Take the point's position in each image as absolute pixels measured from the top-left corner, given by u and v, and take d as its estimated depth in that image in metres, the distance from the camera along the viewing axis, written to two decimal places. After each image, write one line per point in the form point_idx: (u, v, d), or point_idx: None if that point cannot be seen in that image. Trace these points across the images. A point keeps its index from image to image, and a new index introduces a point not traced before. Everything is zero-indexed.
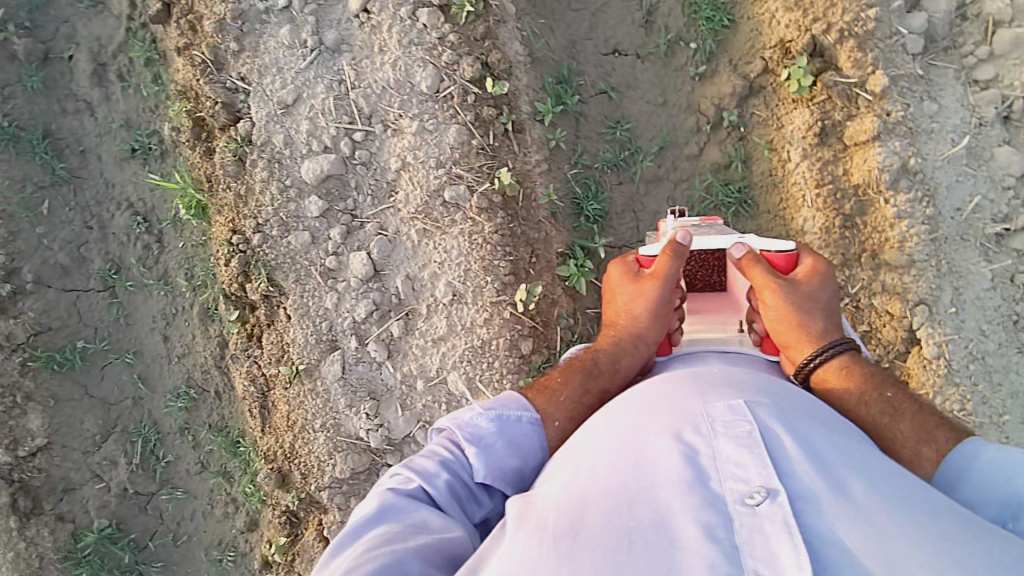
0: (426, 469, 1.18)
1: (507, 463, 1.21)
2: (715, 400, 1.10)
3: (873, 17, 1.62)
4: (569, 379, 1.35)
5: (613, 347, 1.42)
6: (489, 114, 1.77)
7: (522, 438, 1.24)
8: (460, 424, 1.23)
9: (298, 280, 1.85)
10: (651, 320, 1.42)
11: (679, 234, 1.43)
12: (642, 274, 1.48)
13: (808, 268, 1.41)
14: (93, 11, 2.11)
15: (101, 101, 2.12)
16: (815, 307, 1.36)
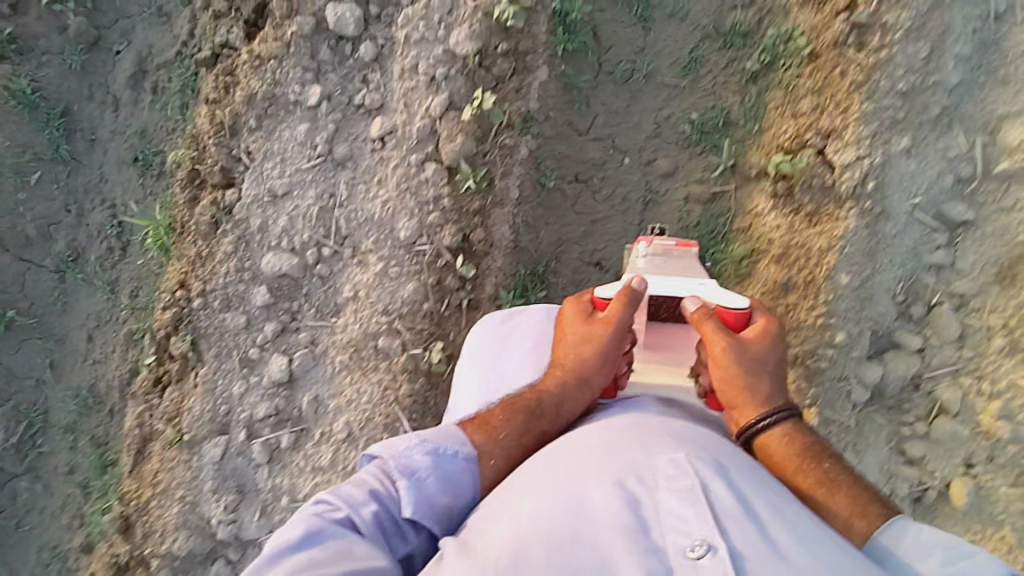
0: (355, 499, 1.12)
1: (440, 498, 1.16)
2: (657, 452, 1.13)
3: (828, 356, 1.68)
4: (512, 419, 1.32)
5: (558, 389, 1.39)
6: (451, 284, 1.81)
7: (456, 476, 1.21)
8: (394, 457, 1.19)
9: (217, 356, 1.89)
10: (600, 367, 1.38)
11: (633, 281, 1.38)
12: (595, 315, 1.43)
13: (759, 327, 1.34)
14: (156, 20, 2.16)
15: (128, 102, 2.17)
16: (760, 369, 1.30)
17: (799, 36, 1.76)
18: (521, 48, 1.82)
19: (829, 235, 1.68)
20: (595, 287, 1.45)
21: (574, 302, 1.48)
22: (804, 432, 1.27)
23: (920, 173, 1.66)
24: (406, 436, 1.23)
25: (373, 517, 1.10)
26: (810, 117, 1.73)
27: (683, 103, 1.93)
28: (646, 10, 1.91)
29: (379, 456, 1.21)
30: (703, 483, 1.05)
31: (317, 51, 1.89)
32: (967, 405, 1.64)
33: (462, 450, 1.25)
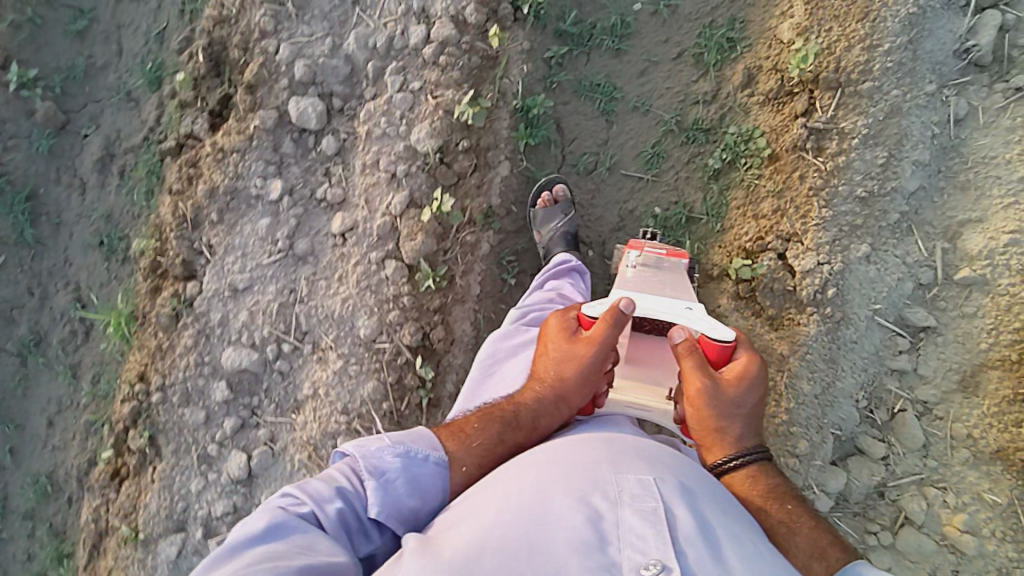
0: (322, 494, 1.14)
1: (408, 501, 1.18)
2: (624, 469, 1.13)
3: (789, 466, 1.66)
4: (487, 426, 1.33)
5: (535, 403, 1.39)
6: (410, 382, 1.79)
7: (425, 479, 1.21)
8: (367, 456, 1.20)
9: (175, 452, 1.86)
10: (578, 385, 1.38)
11: (619, 303, 1.33)
12: (579, 333, 1.42)
13: (741, 366, 1.32)
14: (124, 103, 2.17)
15: (94, 186, 2.17)
16: (737, 411, 1.30)
17: (759, 137, 1.78)
18: (482, 144, 1.83)
19: (791, 341, 1.68)
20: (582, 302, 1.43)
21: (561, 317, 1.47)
22: (770, 473, 1.31)
23: (880, 279, 1.65)
24: (380, 435, 1.24)
25: (339, 513, 1.13)
26: (770, 220, 1.73)
27: (645, 198, 1.91)
28: (610, 103, 1.92)
29: (352, 452, 1.23)
30: (666, 505, 1.06)
31: (280, 143, 1.90)
32: (932, 517, 1.60)
33: (435, 454, 1.25)
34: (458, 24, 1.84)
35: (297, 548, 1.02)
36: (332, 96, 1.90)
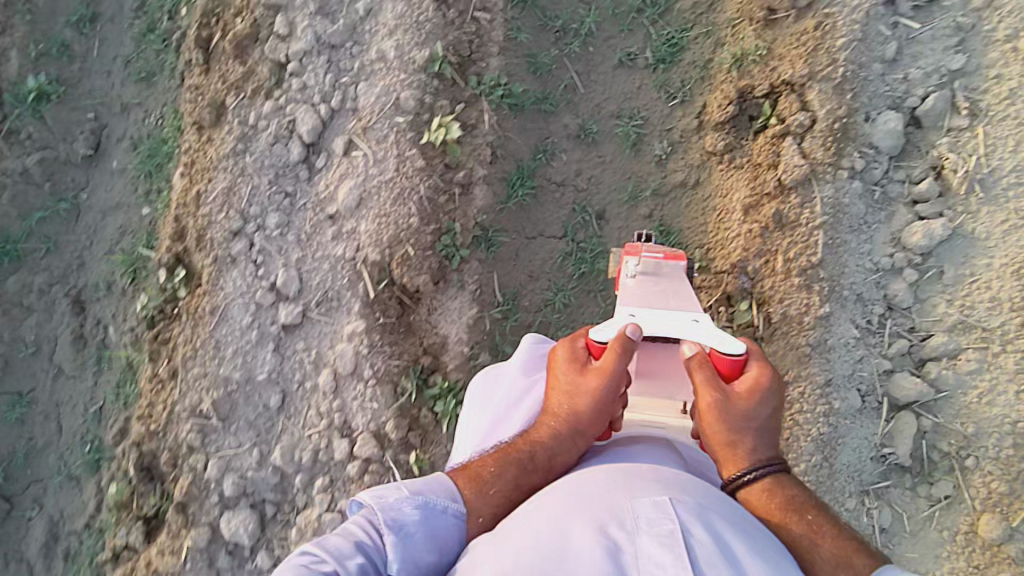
0: (341, 550, 1.10)
1: (424, 560, 1.15)
2: (638, 491, 1.09)
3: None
4: (502, 471, 1.26)
5: (552, 441, 1.30)
6: None
7: (442, 532, 1.18)
8: (388, 506, 1.17)
9: None
10: (595, 417, 1.29)
11: (629, 330, 1.28)
12: (589, 364, 1.32)
13: (753, 378, 1.26)
14: (66, 482, 2.19)
15: (40, 570, 2.16)
16: (751, 426, 1.24)
17: None
18: None
19: None
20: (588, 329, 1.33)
21: (568, 346, 1.37)
22: (790, 486, 1.25)
23: None
24: (398, 487, 1.21)
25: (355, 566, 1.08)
26: None
27: None
28: None
29: (366, 504, 1.20)
30: (683, 529, 1.02)
31: (215, 556, 1.91)
32: None
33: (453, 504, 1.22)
34: (379, 438, 1.87)
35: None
36: (264, 503, 1.91)
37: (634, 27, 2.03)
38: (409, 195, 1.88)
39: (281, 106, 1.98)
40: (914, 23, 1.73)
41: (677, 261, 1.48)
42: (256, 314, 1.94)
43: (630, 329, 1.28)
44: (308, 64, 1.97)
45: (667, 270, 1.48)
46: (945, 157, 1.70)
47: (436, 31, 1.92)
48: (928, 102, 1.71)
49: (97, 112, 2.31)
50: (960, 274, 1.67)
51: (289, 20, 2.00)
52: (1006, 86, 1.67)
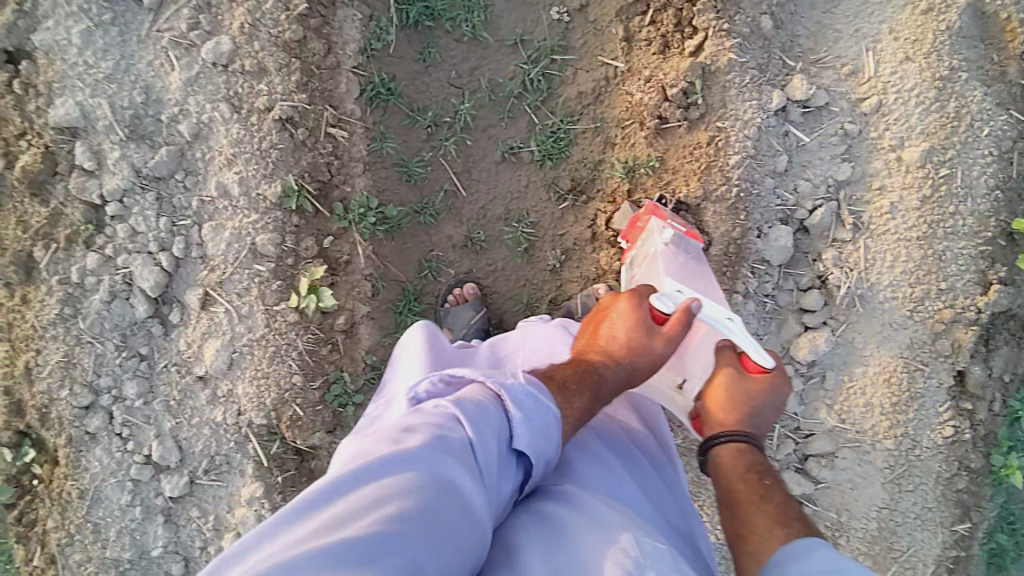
0: (468, 412, 0.92)
1: (535, 447, 0.97)
2: (636, 530, 0.96)
3: None
4: (566, 400, 1.12)
5: (607, 377, 1.21)
6: None
7: (550, 426, 0.99)
8: (510, 385, 0.99)
9: None
10: (646, 374, 1.26)
11: (693, 303, 1.26)
12: (653, 325, 1.27)
13: (769, 381, 1.24)
14: None
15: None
16: (750, 410, 1.22)
17: None
18: None
19: None
20: (655, 295, 1.29)
21: (628, 301, 1.31)
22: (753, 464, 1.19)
23: None
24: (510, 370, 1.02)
25: (485, 447, 0.89)
26: None
27: None
28: None
29: (477, 381, 1.01)
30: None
31: None
32: None
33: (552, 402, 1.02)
34: None
35: (444, 493, 0.80)
36: None
37: (516, 113, 1.79)
38: (284, 352, 1.68)
39: (109, 257, 1.65)
40: (801, 133, 1.68)
41: (696, 238, 1.59)
42: (135, 489, 1.73)
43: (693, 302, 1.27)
44: (132, 205, 1.63)
45: (687, 245, 1.58)
46: (829, 271, 1.72)
47: (285, 158, 1.62)
48: (815, 216, 1.68)
49: None
50: (840, 380, 1.76)
51: (93, 147, 1.61)
52: (887, 200, 1.67)
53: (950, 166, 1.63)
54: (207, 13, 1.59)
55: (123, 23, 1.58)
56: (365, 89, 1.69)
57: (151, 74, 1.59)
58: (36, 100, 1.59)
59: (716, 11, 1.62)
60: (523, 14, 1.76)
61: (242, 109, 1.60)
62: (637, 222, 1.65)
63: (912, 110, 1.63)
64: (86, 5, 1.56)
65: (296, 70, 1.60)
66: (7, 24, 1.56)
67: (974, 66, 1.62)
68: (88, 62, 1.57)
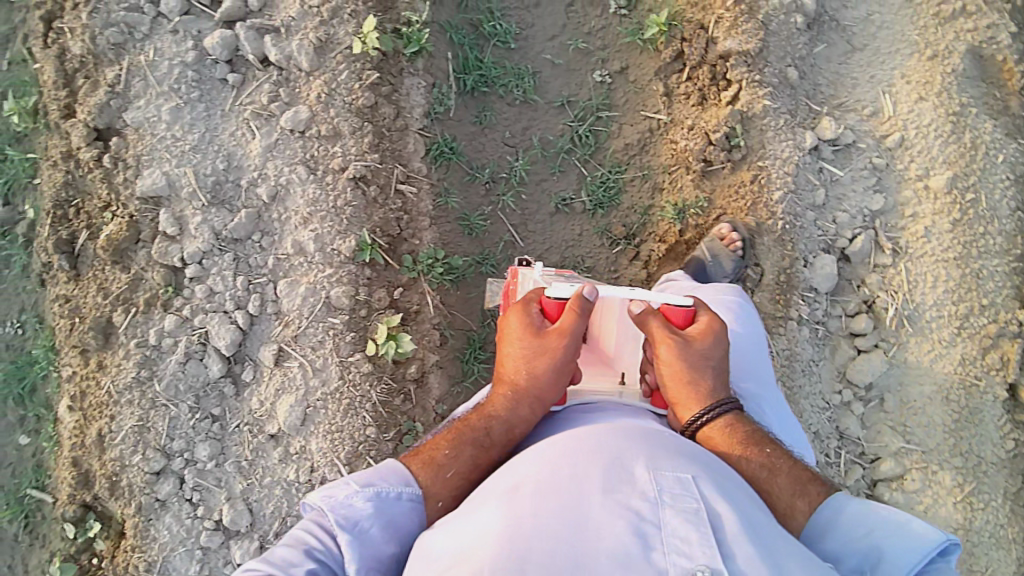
0: (291, 558, 1.04)
1: (378, 550, 1.06)
2: (656, 454, 1.03)
3: None
4: (442, 470, 1.15)
5: (509, 411, 1.21)
6: None
7: (396, 520, 1.09)
8: (366, 485, 1.10)
9: None
10: (555, 382, 1.22)
11: (584, 290, 1.23)
12: (546, 326, 1.24)
13: (706, 324, 1.23)
14: None
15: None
16: (709, 366, 1.20)
17: None
18: None
19: None
20: (541, 290, 1.27)
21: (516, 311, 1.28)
22: (744, 423, 1.21)
23: None
24: (345, 479, 1.11)
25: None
26: None
27: None
28: None
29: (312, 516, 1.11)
30: (708, 506, 0.95)
31: None
32: None
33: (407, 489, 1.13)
34: None
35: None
36: None
37: (566, 167, 1.92)
38: (360, 404, 1.69)
39: (186, 318, 1.69)
40: (835, 168, 1.82)
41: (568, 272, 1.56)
42: (205, 559, 1.66)
43: (584, 289, 1.24)
44: (211, 266, 1.69)
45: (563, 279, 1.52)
46: (876, 294, 1.82)
47: (358, 215, 1.71)
48: (856, 243, 1.81)
49: None
50: (899, 402, 1.81)
51: (176, 214, 1.69)
52: (921, 224, 1.79)
53: (973, 190, 1.77)
54: (285, 86, 1.72)
55: (208, 99, 1.71)
56: (430, 148, 1.80)
57: (233, 144, 1.71)
58: (124, 172, 1.69)
59: (747, 64, 1.79)
60: (568, 79, 1.94)
61: (318, 170, 1.70)
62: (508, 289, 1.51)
63: (933, 142, 1.79)
64: (176, 84, 1.69)
65: (369, 132, 1.72)
66: (101, 104, 1.68)
67: (981, 101, 1.80)
68: (176, 135, 1.69)
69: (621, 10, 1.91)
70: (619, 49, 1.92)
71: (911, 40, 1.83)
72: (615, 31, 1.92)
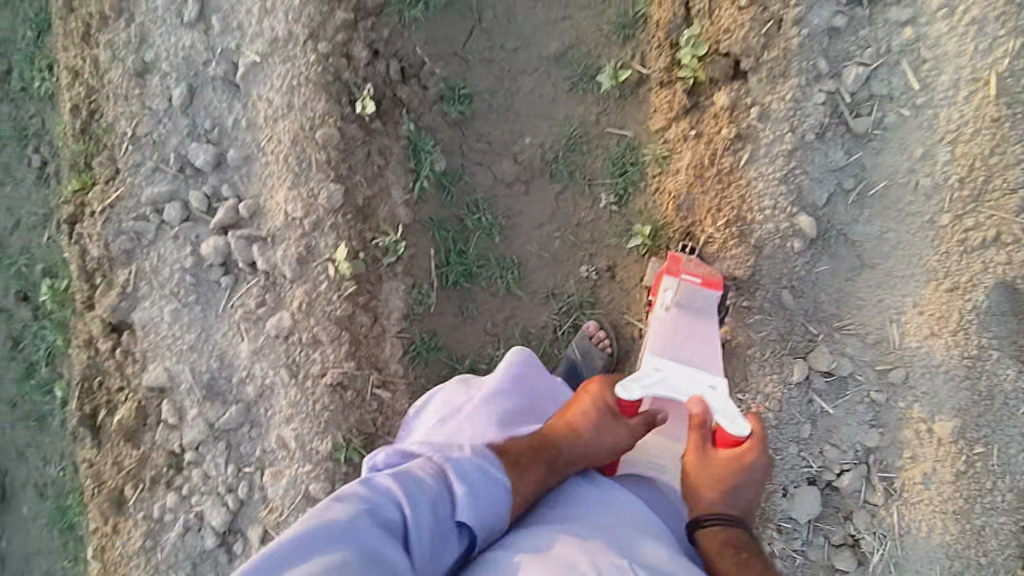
0: (396, 488, 1.08)
1: (478, 517, 1.11)
2: (595, 550, 1.06)
3: None
4: (519, 478, 1.21)
5: (578, 456, 1.31)
6: None
7: (494, 496, 1.15)
8: (444, 461, 1.16)
9: None
10: (613, 460, 1.35)
11: (695, 410, 1.35)
12: (621, 415, 1.37)
13: (745, 452, 1.27)
14: None
15: None
16: (732, 486, 1.24)
17: None
18: None
19: None
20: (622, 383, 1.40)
21: (592, 397, 1.39)
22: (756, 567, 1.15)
23: None
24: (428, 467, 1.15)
25: (419, 521, 1.05)
26: None
27: None
28: None
29: (424, 457, 1.19)
30: None
31: None
32: None
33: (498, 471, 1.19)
34: None
35: (374, 555, 0.95)
36: None
37: (550, 357, 1.87)
38: None
39: (185, 496, 1.88)
40: (825, 401, 1.69)
41: (713, 289, 1.60)
42: None
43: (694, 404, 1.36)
44: (206, 453, 1.86)
45: (699, 297, 1.60)
46: (861, 534, 1.69)
47: (336, 417, 1.79)
48: (842, 481, 1.69)
49: None
50: None
51: (177, 404, 1.86)
52: (920, 469, 1.64)
53: (984, 443, 1.58)
54: (272, 290, 1.81)
55: (205, 300, 1.83)
56: (409, 348, 1.84)
57: (226, 343, 1.83)
58: (134, 364, 1.87)
59: (737, 289, 1.69)
60: (555, 270, 1.88)
61: (299, 374, 1.80)
62: (663, 271, 1.65)
63: (941, 384, 1.62)
64: (176, 288, 1.83)
65: (346, 340, 1.78)
66: (113, 305, 1.85)
67: (1009, 339, 1.57)
68: (177, 334, 1.84)
69: (612, 206, 1.83)
70: (608, 246, 1.84)
71: (929, 266, 1.62)
72: (604, 226, 1.85)
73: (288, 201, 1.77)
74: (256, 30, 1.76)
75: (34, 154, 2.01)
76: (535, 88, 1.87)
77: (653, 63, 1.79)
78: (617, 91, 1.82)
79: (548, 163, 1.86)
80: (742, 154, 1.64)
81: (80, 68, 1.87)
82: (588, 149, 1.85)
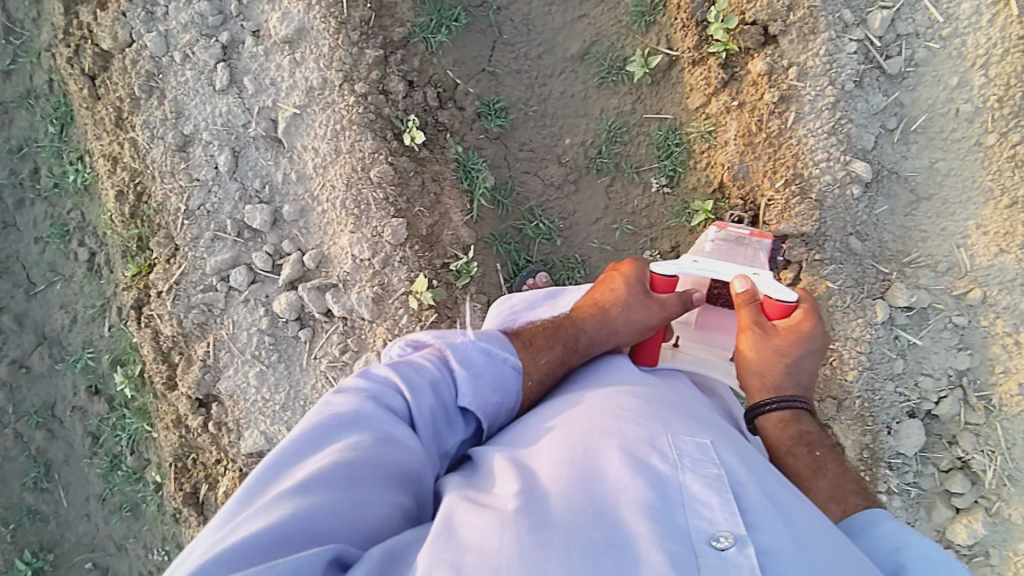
0: (407, 376, 1.14)
1: (483, 399, 1.18)
2: (675, 425, 1.08)
3: None
4: (535, 354, 1.30)
5: (601, 330, 1.36)
6: None
7: (500, 378, 1.22)
8: (447, 346, 1.20)
9: None
10: (644, 336, 1.37)
11: (741, 284, 1.34)
12: (651, 292, 1.39)
13: (798, 321, 1.33)
14: None
15: None
16: (786, 362, 1.31)
17: None
18: None
19: None
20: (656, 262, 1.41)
21: (622, 277, 1.42)
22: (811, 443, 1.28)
23: None
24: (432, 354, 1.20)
25: (420, 401, 1.10)
26: None
27: None
28: None
29: (431, 344, 1.24)
30: (727, 471, 0.99)
31: None
32: None
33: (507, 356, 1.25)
34: None
35: (384, 437, 1.00)
36: None
37: None
38: None
39: None
40: (911, 333, 1.75)
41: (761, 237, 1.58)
42: None
43: (741, 281, 1.34)
44: None
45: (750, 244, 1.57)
46: (970, 454, 1.74)
47: None
48: (942, 407, 1.74)
49: (96, 559, 2.07)
50: (1005, 556, 1.75)
51: None
52: (1015, 382, 1.69)
53: None
54: (353, 334, 1.82)
55: (287, 357, 1.84)
56: None
57: (317, 396, 1.83)
58: (229, 435, 1.88)
59: (805, 243, 1.73)
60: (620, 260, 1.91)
61: None
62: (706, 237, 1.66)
63: (1019, 297, 1.68)
64: (256, 351, 1.83)
65: None
66: (197, 379, 1.85)
67: None
68: (266, 396, 1.84)
69: (664, 187, 1.88)
70: (667, 228, 1.88)
71: (984, 187, 1.68)
72: (659, 210, 1.89)
73: (353, 244, 1.78)
74: (291, 84, 1.78)
75: (81, 247, 1.99)
76: (565, 90, 1.90)
77: (681, 44, 1.82)
78: (649, 77, 1.86)
79: (593, 158, 1.89)
80: (788, 115, 1.70)
81: (119, 154, 1.88)
82: (630, 138, 1.88)
